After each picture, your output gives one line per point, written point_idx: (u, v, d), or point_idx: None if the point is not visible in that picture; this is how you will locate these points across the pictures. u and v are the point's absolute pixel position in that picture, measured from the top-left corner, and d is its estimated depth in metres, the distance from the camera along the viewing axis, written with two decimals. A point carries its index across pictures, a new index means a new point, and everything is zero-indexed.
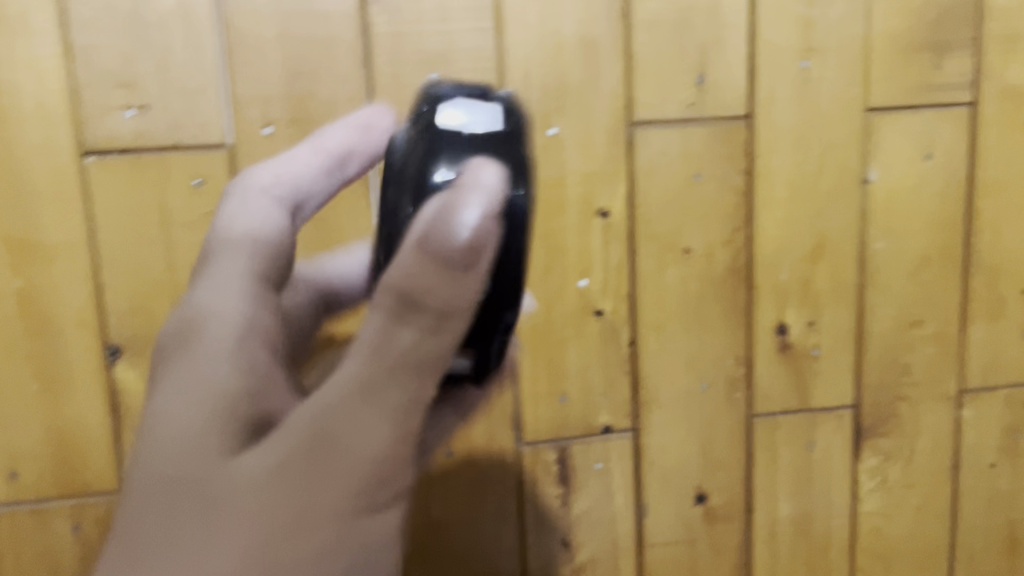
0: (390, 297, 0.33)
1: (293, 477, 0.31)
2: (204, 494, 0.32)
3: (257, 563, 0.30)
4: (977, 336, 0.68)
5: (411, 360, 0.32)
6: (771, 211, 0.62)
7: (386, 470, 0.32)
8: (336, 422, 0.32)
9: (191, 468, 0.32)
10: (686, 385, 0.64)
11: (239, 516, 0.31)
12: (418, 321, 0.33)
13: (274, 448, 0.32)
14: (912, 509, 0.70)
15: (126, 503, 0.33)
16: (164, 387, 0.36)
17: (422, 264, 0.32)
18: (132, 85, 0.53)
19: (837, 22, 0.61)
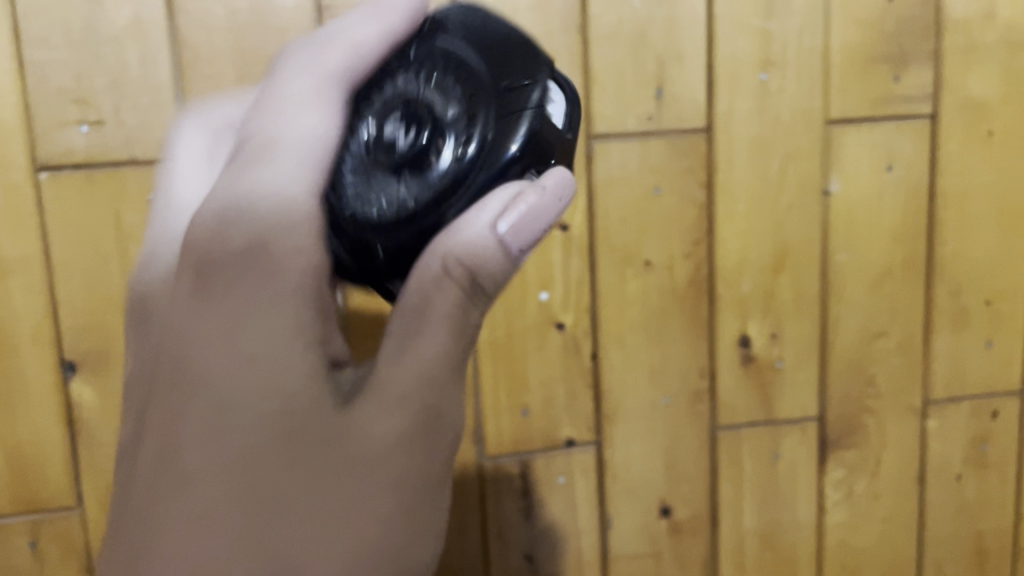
0: (465, 276, 0.36)
1: (414, 443, 0.36)
2: (334, 453, 0.35)
3: (391, 514, 0.36)
4: (942, 347, 0.68)
5: (476, 334, 0.38)
6: (732, 223, 0.62)
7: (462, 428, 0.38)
8: (440, 398, 0.37)
9: (291, 442, 0.34)
10: (649, 397, 0.64)
11: (370, 474, 0.35)
12: (483, 301, 0.37)
13: (391, 412, 0.36)
14: (879, 521, 0.70)
15: (233, 452, 0.34)
16: (246, 325, 0.35)
17: (500, 256, 0.36)
18: (86, 100, 0.53)
19: (796, 35, 0.61)
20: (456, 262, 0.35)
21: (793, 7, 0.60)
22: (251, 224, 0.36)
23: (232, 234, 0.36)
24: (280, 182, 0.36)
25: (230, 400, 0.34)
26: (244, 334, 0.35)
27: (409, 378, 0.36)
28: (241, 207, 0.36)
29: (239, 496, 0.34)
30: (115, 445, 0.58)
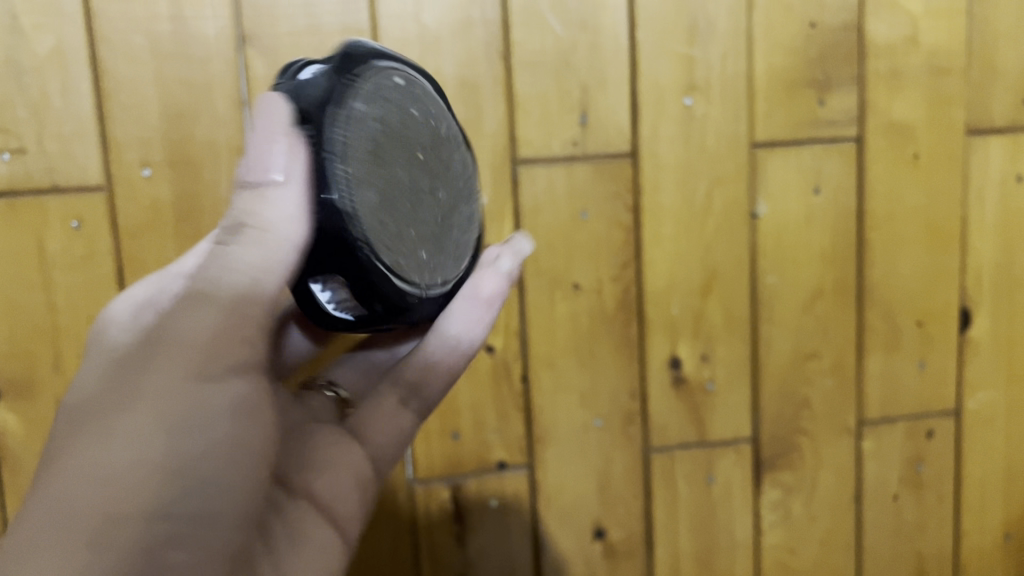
0: (223, 228, 0.35)
1: (124, 365, 0.32)
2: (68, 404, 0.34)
3: (79, 438, 0.31)
4: (875, 368, 0.68)
5: (231, 264, 0.33)
6: (659, 246, 0.63)
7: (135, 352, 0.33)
8: (166, 315, 0.33)
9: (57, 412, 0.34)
10: (581, 420, 0.64)
11: (73, 416, 0.32)
12: (241, 235, 0.33)
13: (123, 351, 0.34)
14: (816, 542, 0.70)
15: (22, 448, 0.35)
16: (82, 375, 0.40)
17: (237, 198, 0.34)
18: (8, 129, 0.54)
19: (718, 60, 0.62)
20: (225, 225, 0.34)
21: (714, 34, 0.61)
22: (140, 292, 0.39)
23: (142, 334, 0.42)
24: None
25: None
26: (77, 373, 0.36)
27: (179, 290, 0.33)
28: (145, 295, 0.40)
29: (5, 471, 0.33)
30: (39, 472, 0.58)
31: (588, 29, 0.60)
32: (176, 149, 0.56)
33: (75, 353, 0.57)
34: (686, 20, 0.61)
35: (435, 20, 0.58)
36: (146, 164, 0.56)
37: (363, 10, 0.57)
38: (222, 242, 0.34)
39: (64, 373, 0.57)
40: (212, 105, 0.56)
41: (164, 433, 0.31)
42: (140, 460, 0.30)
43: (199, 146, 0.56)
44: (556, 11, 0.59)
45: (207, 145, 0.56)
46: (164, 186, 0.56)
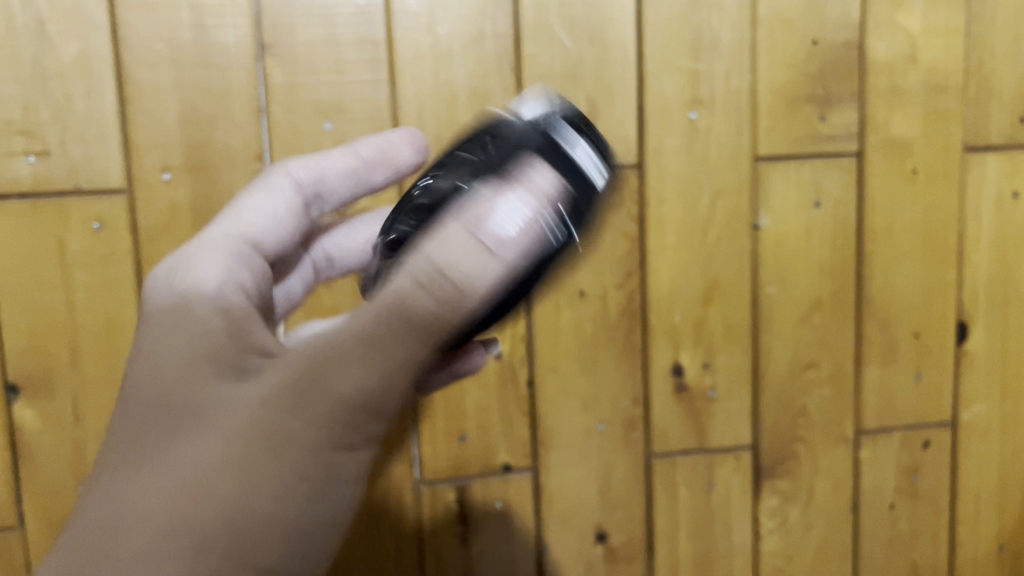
0: (421, 265, 0.31)
1: (283, 407, 0.32)
2: (195, 403, 0.33)
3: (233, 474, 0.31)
4: (872, 378, 0.70)
5: (408, 328, 0.31)
6: (662, 255, 0.65)
7: (278, 398, 0.32)
8: (325, 366, 0.31)
9: (159, 410, 0.33)
10: (584, 425, 0.66)
11: (209, 441, 0.32)
12: (427, 284, 0.31)
13: (268, 379, 0.33)
14: (813, 549, 0.71)
15: (122, 412, 0.34)
16: (148, 333, 0.36)
17: (460, 237, 0.32)
18: (32, 132, 0.56)
19: (722, 75, 0.63)
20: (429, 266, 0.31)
21: (719, 49, 0.63)
22: (226, 241, 0.42)
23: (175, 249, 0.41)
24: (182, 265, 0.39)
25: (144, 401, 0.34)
26: (183, 311, 0.36)
27: (359, 321, 0.32)
28: (213, 236, 0.43)
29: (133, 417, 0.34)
30: (54, 467, 0.59)
31: (596, 42, 0.61)
32: (195, 153, 0.58)
33: (92, 351, 0.58)
34: (691, 35, 0.63)
35: (447, 32, 0.59)
36: (165, 168, 0.57)
37: (378, 21, 0.59)
38: (417, 284, 0.31)
39: (82, 371, 0.58)
40: (231, 112, 0.58)
41: (297, 494, 0.31)
42: (270, 515, 0.31)
43: (217, 152, 0.58)
44: (566, 25, 0.61)
45: (224, 151, 0.58)
46: (183, 190, 0.58)
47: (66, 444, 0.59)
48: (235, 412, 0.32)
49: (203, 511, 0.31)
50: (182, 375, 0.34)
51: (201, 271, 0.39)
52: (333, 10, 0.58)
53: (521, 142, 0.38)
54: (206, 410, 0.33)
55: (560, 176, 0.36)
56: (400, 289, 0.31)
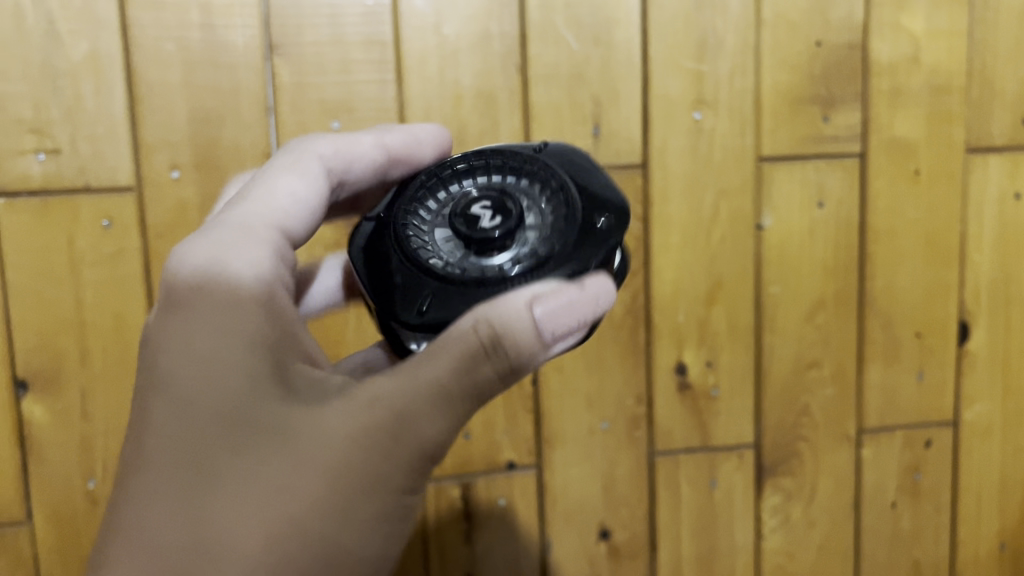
0: (482, 331, 0.34)
1: (371, 448, 0.34)
2: (269, 427, 0.34)
3: (321, 507, 0.33)
4: (874, 377, 0.70)
5: (475, 390, 0.34)
6: (666, 254, 0.65)
7: (365, 438, 0.34)
8: (411, 413, 0.34)
9: (232, 429, 0.34)
10: (588, 423, 0.66)
11: (294, 472, 0.33)
12: (495, 360, 0.34)
13: (351, 414, 0.34)
14: (815, 547, 0.71)
15: (184, 423, 0.34)
16: (205, 338, 0.35)
17: (524, 319, 0.34)
18: (43, 130, 0.56)
19: (726, 75, 0.64)
20: (502, 339, 0.34)
21: (723, 51, 0.64)
22: (266, 233, 0.40)
23: (205, 236, 0.39)
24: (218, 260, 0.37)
25: (212, 417, 0.34)
26: (237, 323, 0.35)
27: (437, 371, 0.34)
28: (251, 224, 0.40)
29: (199, 431, 0.34)
30: (63, 463, 0.59)
31: (602, 43, 0.62)
32: (204, 152, 0.58)
33: (100, 348, 0.59)
34: (696, 36, 0.63)
35: (454, 33, 0.60)
36: (174, 166, 0.58)
37: (385, 21, 0.59)
38: (480, 351, 0.34)
39: (90, 367, 0.59)
40: (241, 112, 0.58)
41: (371, 526, 0.34)
42: (348, 544, 0.34)
43: (225, 150, 0.58)
44: (572, 26, 0.61)
45: (232, 150, 0.58)
46: (191, 188, 0.58)
47: (75, 440, 0.59)
48: (321, 449, 0.33)
49: (299, 545, 0.33)
50: (249, 396, 0.34)
51: (243, 272, 0.37)
52: (341, 10, 0.58)
53: (576, 224, 0.39)
54: (284, 439, 0.34)
55: (617, 288, 0.38)
56: (465, 344, 0.34)
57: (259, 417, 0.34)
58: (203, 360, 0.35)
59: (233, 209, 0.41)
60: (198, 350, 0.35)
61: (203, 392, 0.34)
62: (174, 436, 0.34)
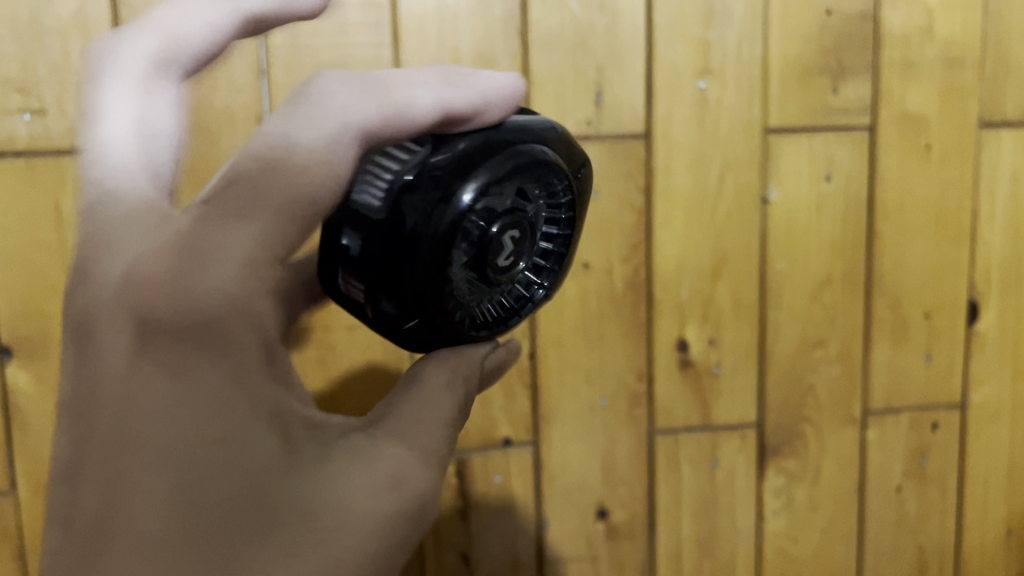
0: (463, 389, 0.36)
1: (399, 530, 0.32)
2: (293, 509, 0.31)
3: None
4: (881, 358, 0.68)
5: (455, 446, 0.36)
6: (669, 228, 0.63)
7: (393, 519, 0.32)
8: (428, 488, 0.33)
9: (252, 506, 0.31)
10: (587, 400, 0.64)
11: (325, 561, 0.31)
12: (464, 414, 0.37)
13: (379, 493, 0.32)
14: (818, 531, 0.70)
15: (193, 497, 0.30)
16: (215, 390, 0.31)
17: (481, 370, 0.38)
18: (29, 90, 0.55)
19: (733, 44, 0.62)
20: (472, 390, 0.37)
21: (731, 20, 0.62)
22: (286, 203, 0.32)
23: (210, 252, 0.31)
24: (218, 288, 0.31)
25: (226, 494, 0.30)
26: (243, 373, 0.32)
27: (440, 440, 0.35)
28: (264, 198, 0.32)
29: (210, 508, 0.30)
30: (47, 431, 0.58)
31: (606, 9, 0.60)
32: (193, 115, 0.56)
33: None
34: (703, 4, 0.61)
35: None
36: None
37: None
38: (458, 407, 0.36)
39: None
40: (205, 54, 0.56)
41: None
42: None
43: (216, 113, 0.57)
44: None
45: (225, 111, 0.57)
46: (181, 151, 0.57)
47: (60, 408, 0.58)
48: (351, 534, 0.31)
49: None
50: (270, 478, 0.31)
51: (230, 303, 0.31)
52: None
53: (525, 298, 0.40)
54: (311, 524, 0.31)
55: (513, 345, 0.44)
56: (454, 399, 0.36)
57: (280, 495, 0.31)
58: (215, 434, 0.31)
59: (234, 215, 0.32)
60: (205, 420, 0.31)
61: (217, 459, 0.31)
62: (177, 511, 0.30)
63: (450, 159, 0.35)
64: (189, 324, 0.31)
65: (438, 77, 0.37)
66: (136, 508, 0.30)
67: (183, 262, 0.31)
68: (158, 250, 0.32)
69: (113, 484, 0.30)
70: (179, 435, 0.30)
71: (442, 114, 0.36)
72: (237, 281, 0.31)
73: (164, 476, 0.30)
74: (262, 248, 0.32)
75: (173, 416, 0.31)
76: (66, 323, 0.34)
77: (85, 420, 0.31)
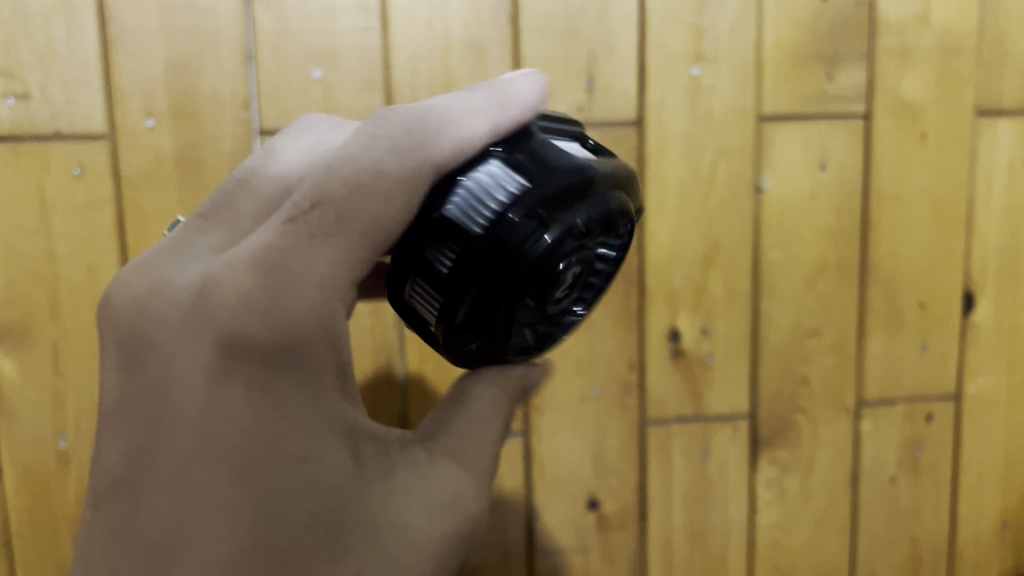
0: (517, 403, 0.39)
1: (455, 549, 0.36)
2: (364, 525, 0.34)
3: None
4: (876, 348, 0.68)
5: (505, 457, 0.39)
6: (661, 216, 0.63)
7: (451, 536, 0.35)
8: (482, 507, 0.37)
9: (327, 522, 0.34)
10: (578, 389, 0.64)
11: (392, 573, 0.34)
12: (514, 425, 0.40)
13: (441, 514, 0.35)
14: (811, 522, 0.69)
15: (273, 510, 0.33)
16: (295, 412, 0.34)
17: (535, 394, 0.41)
18: (13, 74, 0.54)
19: (726, 30, 0.61)
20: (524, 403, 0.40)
21: (725, 5, 0.61)
22: (364, 233, 0.34)
23: (298, 275, 0.33)
24: (299, 316, 0.33)
25: (301, 508, 0.33)
26: (319, 399, 0.34)
27: (493, 460, 0.38)
28: (346, 227, 0.34)
29: (288, 520, 0.33)
30: (32, 418, 0.58)
31: None
32: (180, 100, 0.56)
33: (71, 302, 0.57)
34: None
35: None
36: (149, 114, 0.56)
37: None
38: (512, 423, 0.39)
39: (61, 321, 0.57)
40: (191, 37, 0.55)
41: None
42: None
43: (202, 97, 0.56)
44: None
45: (211, 95, 0.56)
46: (167, 136, 0.56)
47: (45, 396, 0.58)
48: (413, 551, 0.34)
49: None
50: (339, 494, 0.34)
51: (313, 328, 0.34)
52: None
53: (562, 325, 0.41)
54: (380, 539, 0.34)
55: None
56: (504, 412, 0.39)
57: (351, 513, 0.34)
58: (297, 453, 0.33)
59: (316, 246, 0.34)
60: (286, 438, 0.33)
61: (297, 476, 0.33)
62: (258, 522, 0.33)
63: (543, 196, 0.34)
64: (275, 345, 0.33)
65: (488, 102, 0.38)
66: (219, 510, 0.33)
67: (268, 290, 0.33)
68: (245, 266, 0.34)
69: (197, 491, 0.33)
70: (261, 451, 0.33)
71: (496, 138, 0.37)
72: (320, 307, 0.34)
73: (244, 488, 0.33)
74: (346, 276, 0.34)
75: (253, 432, 0.33)
76: (114, 330, 0.36)
77: (164, 425, 0.34)
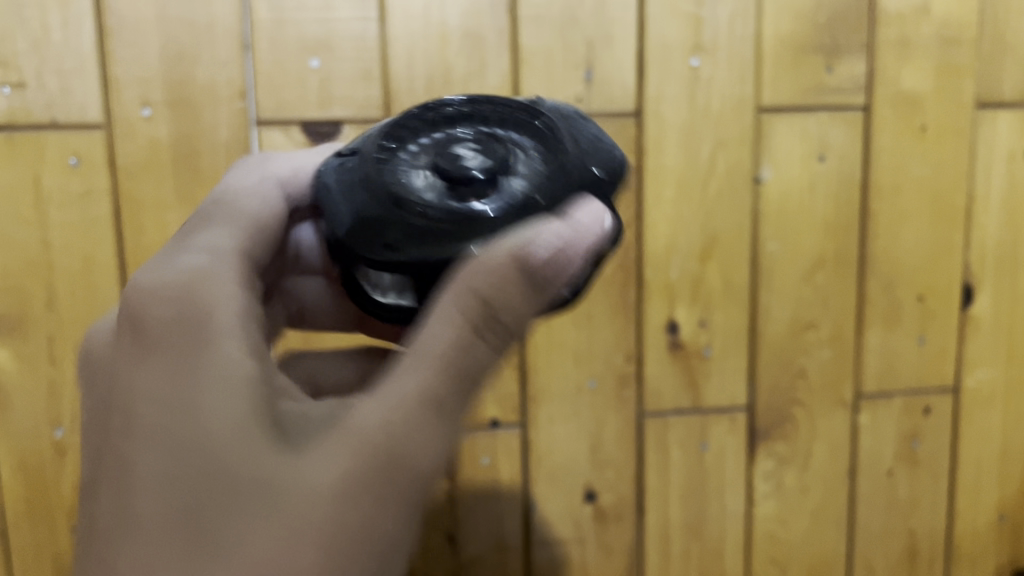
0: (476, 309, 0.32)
1: (363, 495, 0.29)
2: (249, 471, 0.29)
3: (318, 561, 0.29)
4: (874, 341, 0.68)
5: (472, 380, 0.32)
6: (659, 208, 0.62)
7: (353, 477, 0.30)
8: (404, 444, 0.30)
9: (211, 474, 0.30)
10: (575, 381, 0.64)
11: (280, 524, 0.29)
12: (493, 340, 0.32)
13: (338, 455, 0.30)
14: (808, 515, 0.69)
15: (159, 470, 0.30)
16: (179, 368, 0.32)
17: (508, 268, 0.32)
18: (7, 62, 0.54)
19: (724, 20, 0.61)
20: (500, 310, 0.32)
21: None
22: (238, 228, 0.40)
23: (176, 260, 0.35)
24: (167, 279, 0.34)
25: (186, 463, 0.30)
26: (205, 348, 0.32)
27: (437, 390, 0.31)
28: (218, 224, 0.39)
29: (173, 479, 0.30)
30: (29, 410, 0.58)
31: None
32: (175, 89, 0.56)
33: (68, 294, 0.57)
34: None
35: None
36: (145, 103, 0.56)
37: None
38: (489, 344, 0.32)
39: (58, 312, 0.57)
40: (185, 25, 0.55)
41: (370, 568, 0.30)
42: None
43: (198, 87, 0.56)
44: None
45: (206, 85, 0.56)
46: (162, 126, 0.56)
47: (41, 387, 0.57)
48: (303, 497, 0.29)
49: None
50: (226, 441, 0.30)
51: (191, 290, 0.33)
52: None
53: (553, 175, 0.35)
54: (266, 483, 0.29)
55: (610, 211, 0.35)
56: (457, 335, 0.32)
57: (231, 459, 0.29)
58: (178, 408, 0.31)
59: (192, 239, 0.38)
60: (170, 395, 0.31)
61: (179, 430, 0.30)
62: (148, 485, 0.30)
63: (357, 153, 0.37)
64: (173, 317, 0.33)
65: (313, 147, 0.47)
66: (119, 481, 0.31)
67: (153, 273, 0.34)
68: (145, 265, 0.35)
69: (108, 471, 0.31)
70: (147, 413, 0.31)
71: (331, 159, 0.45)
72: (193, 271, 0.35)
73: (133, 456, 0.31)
74: (221, 252, 0.37)
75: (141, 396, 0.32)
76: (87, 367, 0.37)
77: (100, 423, 0.34)
